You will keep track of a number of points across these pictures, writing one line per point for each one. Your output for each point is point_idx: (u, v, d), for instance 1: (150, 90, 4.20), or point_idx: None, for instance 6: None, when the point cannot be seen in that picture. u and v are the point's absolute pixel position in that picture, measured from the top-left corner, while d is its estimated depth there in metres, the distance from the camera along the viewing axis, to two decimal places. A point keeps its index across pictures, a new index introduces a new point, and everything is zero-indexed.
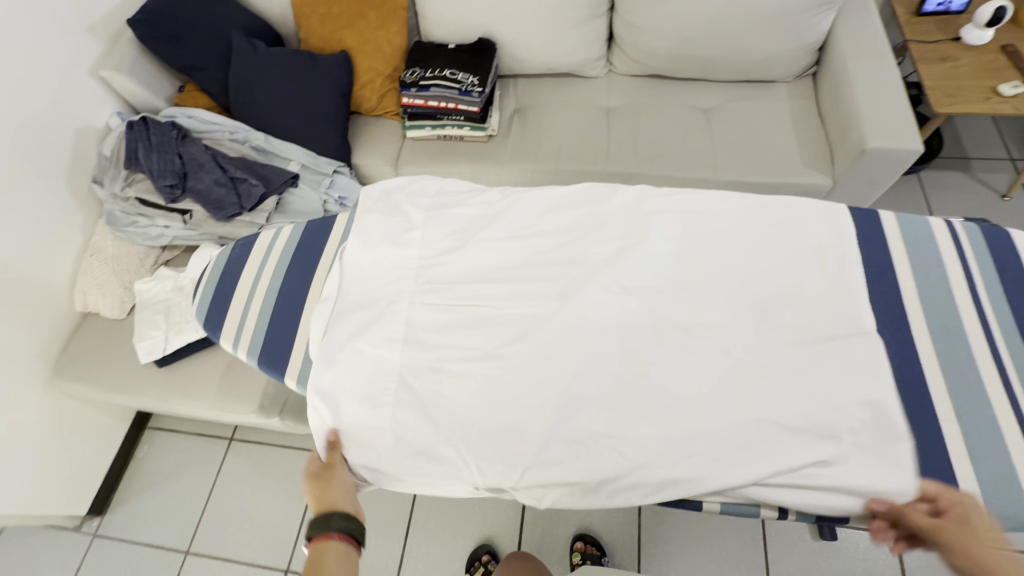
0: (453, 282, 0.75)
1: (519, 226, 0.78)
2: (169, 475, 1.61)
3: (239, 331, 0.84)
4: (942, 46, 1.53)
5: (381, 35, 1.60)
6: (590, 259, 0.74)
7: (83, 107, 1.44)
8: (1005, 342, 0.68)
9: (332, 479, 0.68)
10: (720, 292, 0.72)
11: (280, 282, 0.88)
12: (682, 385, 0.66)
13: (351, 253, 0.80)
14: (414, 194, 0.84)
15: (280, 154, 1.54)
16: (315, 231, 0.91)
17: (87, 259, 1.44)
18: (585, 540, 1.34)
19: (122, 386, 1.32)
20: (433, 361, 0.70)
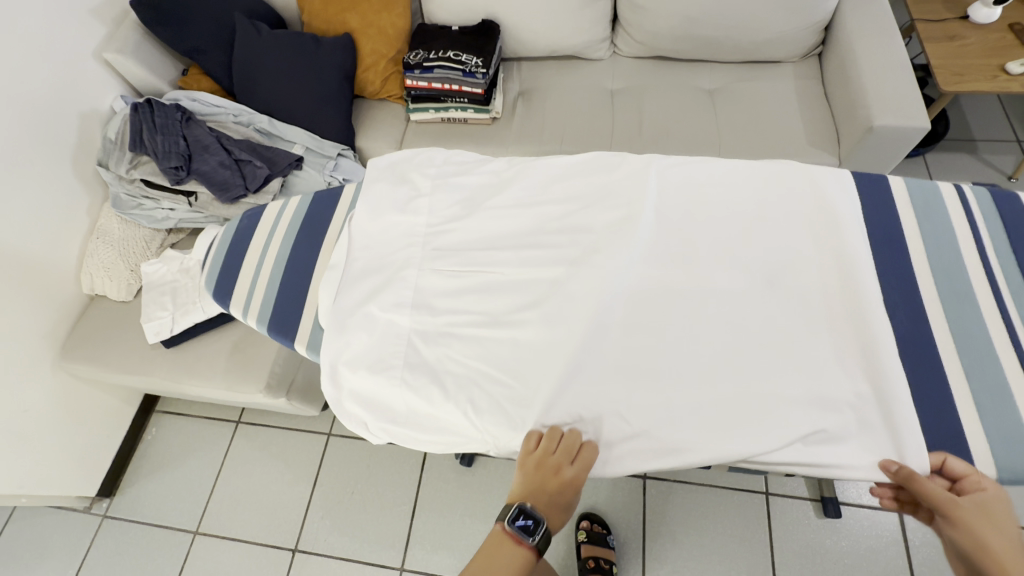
0: (461, 249, 0.75)
1: (527, 194, 0.78)
2: (177, 458, 1.63)
3: (249, 301, 0.83)
4: (950, 25, 1.51)
5: (384, 17, 1.59)
6: (598, 227, 0.74)
7: (87, 90, 1.44)
8: (1014, 305, 0.68)
9: (569, 496, 0.62)
10: (728, 257, 0.72)
11: (288, 252, 0.87)
12: (690, 348, 0.66)
13: (359, 221, 0.80)
14: (420, 163, 0.83)
15: (284, 137, 1.54)
16: (322, 201, 0.90)
17: (93, 241, 1.45)
18: (591, 519, 1.36)
19: (131, 367, 1.33)
20: (437, 327, 0.70)
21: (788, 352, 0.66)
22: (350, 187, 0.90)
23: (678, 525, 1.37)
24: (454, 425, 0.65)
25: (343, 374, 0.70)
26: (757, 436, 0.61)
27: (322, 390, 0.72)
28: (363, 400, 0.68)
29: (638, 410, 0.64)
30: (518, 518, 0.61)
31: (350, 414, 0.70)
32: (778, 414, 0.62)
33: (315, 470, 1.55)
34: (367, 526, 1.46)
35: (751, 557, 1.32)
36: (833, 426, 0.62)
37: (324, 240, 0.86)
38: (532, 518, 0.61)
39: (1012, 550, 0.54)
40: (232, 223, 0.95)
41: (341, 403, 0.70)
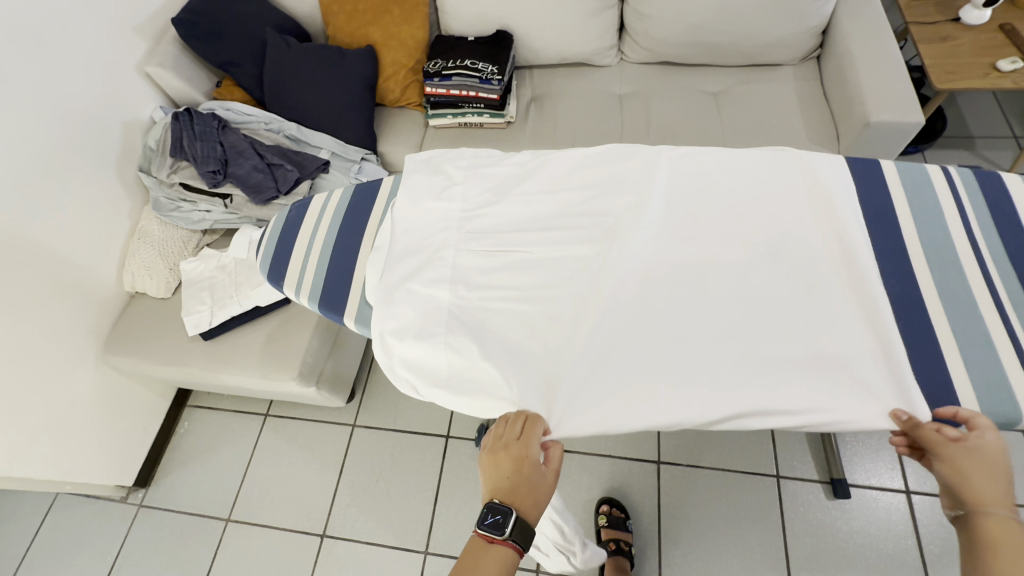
0: (493, 231, 0.82)
1: (551, 182, 0.85)
2: (208, 449, 1.70)
3: (300, 281, 0.90)
4: (942, 27, 1.59)
5: (404, 29, 1.69)
6: (616, 210, 0.81)
7: (130, 101, 1.55)
8: (998, 273, 0.75)
9: (529, 476, 0.66)
10: (737, 235, 0.79)
11: (334, 237, 0.93)
12: (702, 316, 0.73)
13: (399, 207, 0.87)
14: (452, 157, 0.91)
15: (311, 143, 1.64)
16: (363, 192, 0.97)
17: (134, 242, 1.54)
18: (611, 503, 1.41)
19: (171, 358, 1.41)
20: (476, 301, 0.77)
21: (793, 317, 0.72)
22: (387, 179, 0.97)
23: (692, 508, 1.42)
24: (494, 385, 0.71)
25: (391, 343, 0.77)
26: (769, 391, 0.68)
27: (375, 359, 0.79)
28: (411, 365, 0.76)
29: (656, 371, 0.70)
30: (488, 517, 0.64)
31: (402, 378, 0.77)
32: (787, 372, 0.69)
33: (340, 459, 1.62)
34: (392, 512, 1.52)
35: (764, 537, 1.36)
36: (838, 382, 0.68)
37: (367, 226, 0.93)
38: (499, 512, 0.63)
39: (995, 490, 0.59)
40: (279, 215, 1.02)
41: (393, 369, 0.78)
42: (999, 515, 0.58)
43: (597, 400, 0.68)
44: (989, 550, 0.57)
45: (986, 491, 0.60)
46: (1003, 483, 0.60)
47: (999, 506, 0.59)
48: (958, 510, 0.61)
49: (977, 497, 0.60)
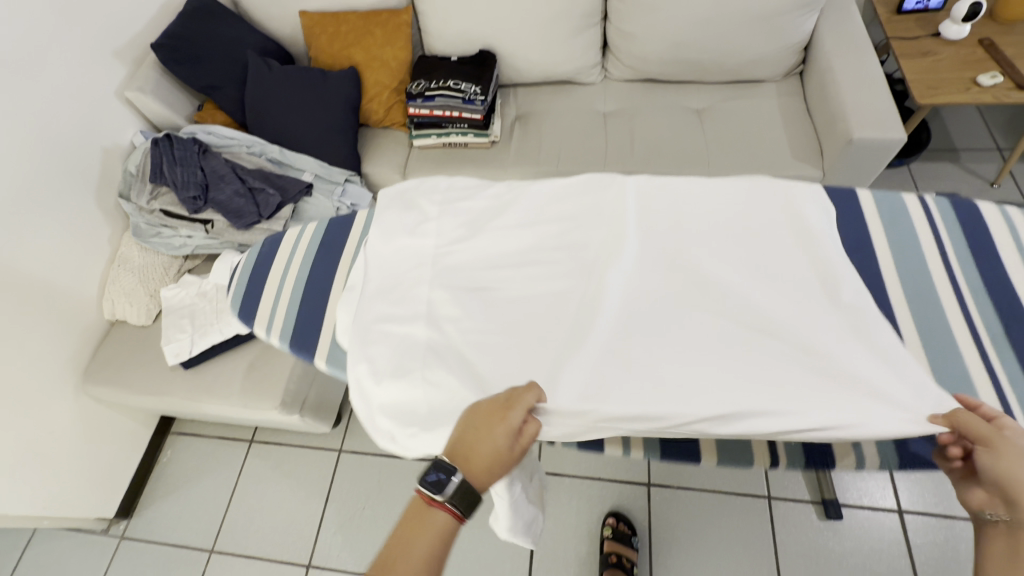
0: (468, 268, 0.80)
1: (527, 214, 0.84)
2: (193, 478, 1.67)
3: (271, 319, 0.86)
4: (922, 42, 1.60)
5: (387, 51, 1.69)
6: (594, 243, 0.80)
7: (109, 127, 1.53)
8: (974, 301, 0.76)
9: (492, 448, 0.65)
10: (719, 266, 0.77)
11: (308, 273, 0.90)
12: (685, 350, 0.70)
13: (373, 244, 0.85)
14: (426, 190, 0.89)
15: (294, 166, 1.62)
16: (336, 226, 0.94)
17: (115, 269, 1.52)
18: (617, 517, 1.40)
19: (150, 389, 1.38)
20: (454, 336, 0.75)
21: (787, 353, 0.69)
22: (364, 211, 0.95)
23: (684, 532, 1.40)
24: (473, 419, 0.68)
25: (368, 387, 0.75)
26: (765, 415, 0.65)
27: (353, 407, 0.77)
28: (388, 406, 0.73)
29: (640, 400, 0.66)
30: (433, 477, 0.64)
31: (380, 421, 0.74)
32: (786, 398, 0.65)
33: (327, 487, 1.59)
34: (380, 541, 1.49)
35: (756, 562, 1.34)
36: (842, 405, 0.64)
37: (341, 261, 0.91)
38: (443, 472, 0.64)
39: None
40: (252, 249, 1.01)
41: (373, 413, 0.75)
42: None
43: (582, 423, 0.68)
44: None
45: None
46: None
47: None
48: (1008, 511, 0.58)
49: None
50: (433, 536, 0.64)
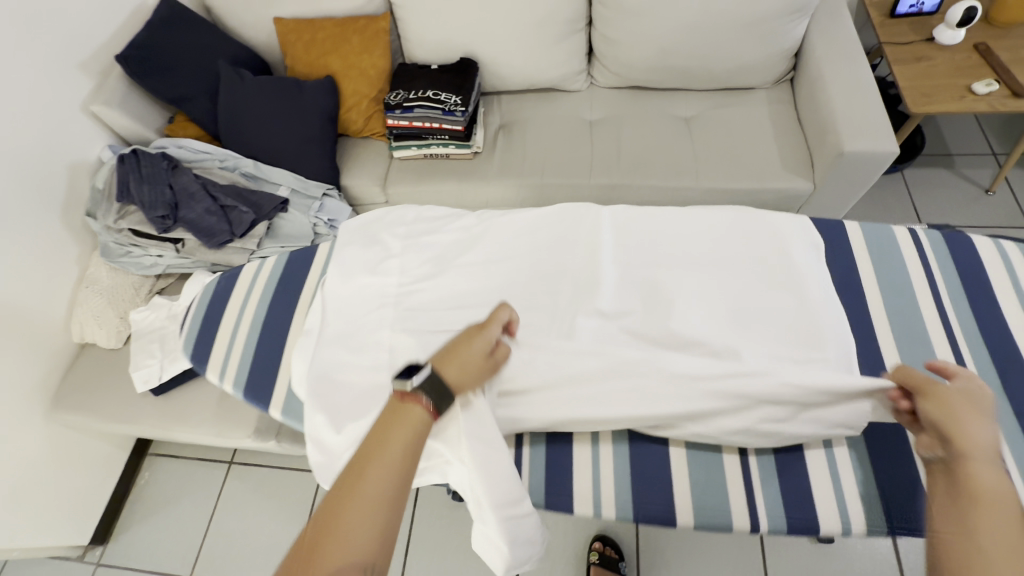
0: (431, 308, 0.77)
1: (496, 249, 0.84)
2: (171, 501, 1.63)
3: (225, 365, 0.89)
4: (916, 47, 1.55)
5: (365, 59, 1.63)
6: (573, 272, 0.81)
7: (75, 142, 1.46)
8: (960, 322, 0.80)
9: (468, 353, 0.67)
10: (692, 299, 0.78)
11: (265, 312, 0.89)
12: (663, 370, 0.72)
13: (332, 285, 0.81)
14: (389, 223, 0.87)
15: (269, 180, 1.56)
16: (297, 261, 0.95)
17: (83, 290, 1.46)
18: (604, 541, 1.36)
19: (121, 416, 1.33)
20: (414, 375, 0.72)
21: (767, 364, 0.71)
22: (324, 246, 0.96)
23: (672, 555, 1.36)
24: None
25: (327, 438, 0.71)
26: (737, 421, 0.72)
27: (309, 459, 0.71)
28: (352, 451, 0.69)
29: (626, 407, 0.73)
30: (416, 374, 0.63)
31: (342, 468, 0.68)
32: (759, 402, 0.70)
33: (307, 510, 1.55)
34: None
35: None
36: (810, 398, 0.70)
37: (299, 302, 0.91)
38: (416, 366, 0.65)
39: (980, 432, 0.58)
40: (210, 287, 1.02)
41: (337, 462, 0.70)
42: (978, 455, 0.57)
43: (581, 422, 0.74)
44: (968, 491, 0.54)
45: (965, 432, 0.59)
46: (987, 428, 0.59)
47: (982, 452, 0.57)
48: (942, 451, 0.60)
49: (956, 431, 0.59)
50: (409, 428, 0.59)
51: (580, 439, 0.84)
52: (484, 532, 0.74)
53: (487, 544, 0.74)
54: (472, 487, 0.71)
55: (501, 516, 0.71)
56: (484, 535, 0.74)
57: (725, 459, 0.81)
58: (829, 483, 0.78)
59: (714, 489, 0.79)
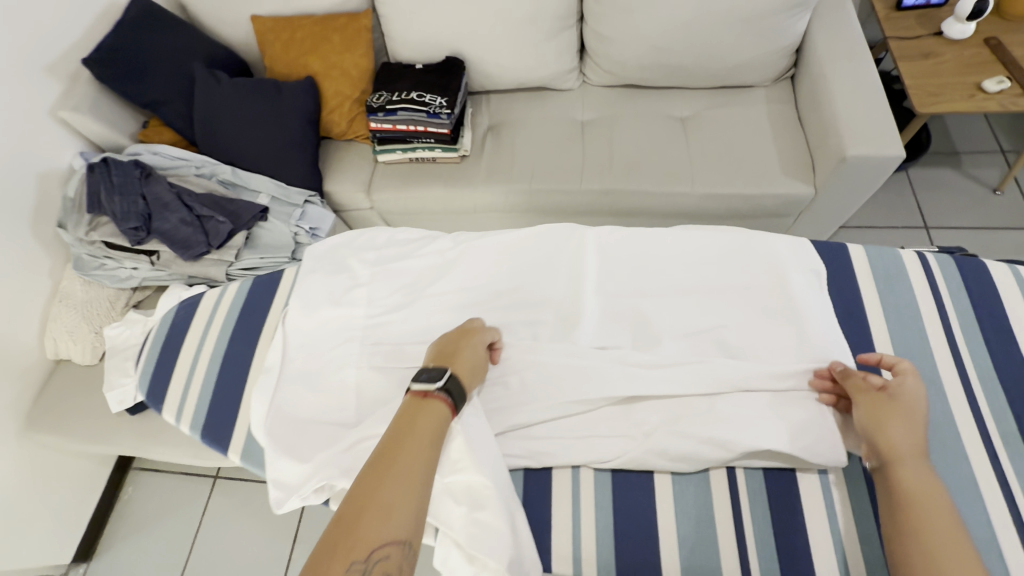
0: (396, 341, 0.84)
1: (464, 277, 0.89)
2: (155, 518, 1.59)
3: (182, 406, 0.94)
4: (923, 42, 1.48)
5: (347, 58, 1.56)
6: (554, 293, 0.87)
7: (46, 149, 1.39)
8: (967, 351, 0.82)
9: (471, 358, 0.74)
10: (665, 325, 0.83)
11: (225, 346, 0.97)
12: (645, 388, 0.75)
13: (294, 316, 0.89)
14: (357, 250, 0.93)
15: (248, 187, 1.50)
16: (256, 294, 1.01)
17: (56, 305, 1.40)
18: None
19: (98, 437, 1.28)
20: (374, 405, 0.79)
21: (761, 372, 0.76)
22: (285, 273, 1.04)
23: None
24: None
25: (289, 475, 0.74)
26: (718, 435, 0.73)
27: (269, 495, 0.74)
28: (314, 476, 0.73)
29: (611, 427, 0.77)
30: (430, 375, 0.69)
31: (304, 493, 0.72)
32: (741, 408, 0.75)
33: (294, 526, 1.52)
34: None
35: None
36: (798, 397, 0.75)
37: (258, 336, 0.98)
38: (433, 369, 0.70)
39: (905, 438, 0.65)
40: (167, 312, 1.06)
41: (298, 489, 0.73)
42: (905, 463, 0.63)
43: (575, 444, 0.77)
44: (900, 495, 0.61)
45: (906, 434, 0.65)
46: (914, 433, 0.65)
47: (911, 456, 0.63)
48: (875, 461, 0.66)
49: (883, 436, 0.66)
50: (432, 427, 0.64)
51: (559, 473, 0.77)
52: (486, 526, 0.67)
53: (491, 539, 0.67)
54: (471, 470, 0.69)
55: (503, 490, 0.70)
56: (486, 531, 0.67)
57: (714, 489, 0.74)
58: (824, 514, 0.71)
59: (706, 530, 0.72)
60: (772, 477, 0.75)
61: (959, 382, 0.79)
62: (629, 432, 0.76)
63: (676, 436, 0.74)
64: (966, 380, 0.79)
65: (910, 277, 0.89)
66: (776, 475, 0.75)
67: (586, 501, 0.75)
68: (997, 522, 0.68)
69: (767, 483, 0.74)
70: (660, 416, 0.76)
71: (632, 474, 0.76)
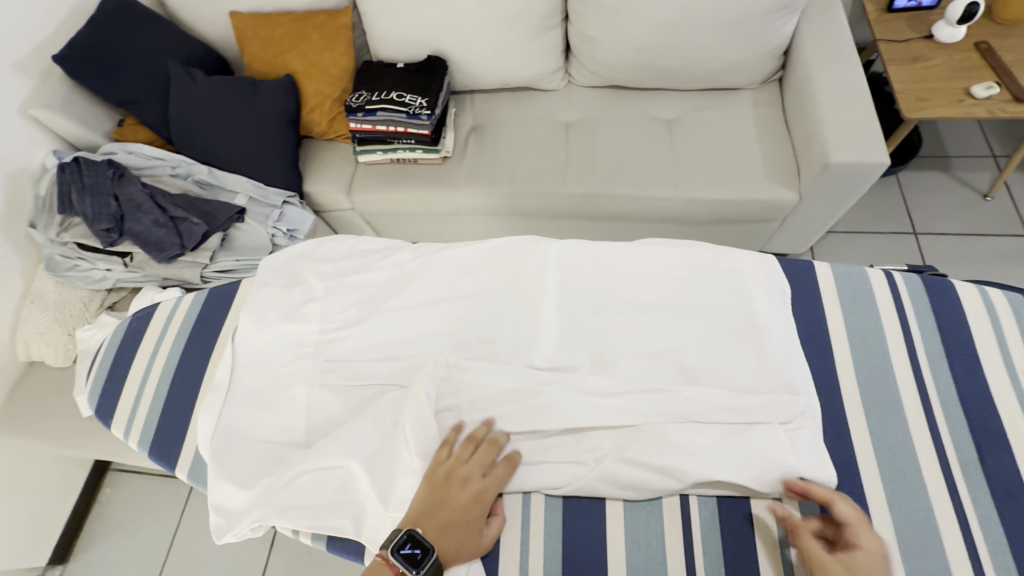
0: (347, 357, 0.86)
1: (421, 292, 0.90)
2: (133, 520, 1.57)
3: (131, 421, 0.95)
4: (913, 45, 1.45)
5: (326, 57, 1.53)
6: (517, 308, 0.86)
7: (16, 147, 1.36)
8: (931, 374, 0.81)
9: (465, 520, 0.70)
10: (625, 344, 0.82)
11: (178, 359, 0.99)
12: (604, 410, 0.75)
13: (245, 332, 0.92)
14: (314, 264, 0.96)
15: (225, 187, 1.48)
16: (214, 304, 1.04)
17: (27, 306, 1.37)
18: None
19: (68, 441, 1.26)
20: (324, 425, 0.82)
21: (723, 393, 0.76)
22: (241, 284, 1.05)
23: None
24: (330, 502, 0.76)
25: (229, 503, 0.79)
26: (679, 458, 0.72)
27: (211, 524, 0.78)
28: (251, 512, 0.76)
29: (572, 446, 0.76)
30: (405, 544, 0.65)
31: (239, 530, 0.76)
32: (699, 431, 0.74)
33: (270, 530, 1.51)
34: None
35: None
36: (763, 420, 0.74)
37: (211, 348, 0.99)
38: (419, 546, 0.65)
39: None
40: (121, 325, 1.07)
41: (236, 523, 0.77)
42: None
43: (535, 462, 0.76)
44: None
45: None
46: None
47: None
48: None
49: None
50: None
51: (512, 495, 0.76)
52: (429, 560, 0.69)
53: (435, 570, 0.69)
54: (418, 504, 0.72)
55: None
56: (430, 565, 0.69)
57: (666, 515, 0.74)
58: (775, 542, 0.71)
59: (657, 557, 0.71)
60: (726, 503, 0.74)
61: (920, 405, 0.79)
62: (589, 452, 0.75)
63: (631, 457, 0.73)
64: (926, 403, 0.79)
65: (877, 296, 0.89)
66: (732, 502, 0.74)
67: (539, 525, 0.74)
68: (950, 552, 0.68)
69: (722, 511, 0.73)
70: (616, 435, 0.75)
71: (585, 500, 0.76)
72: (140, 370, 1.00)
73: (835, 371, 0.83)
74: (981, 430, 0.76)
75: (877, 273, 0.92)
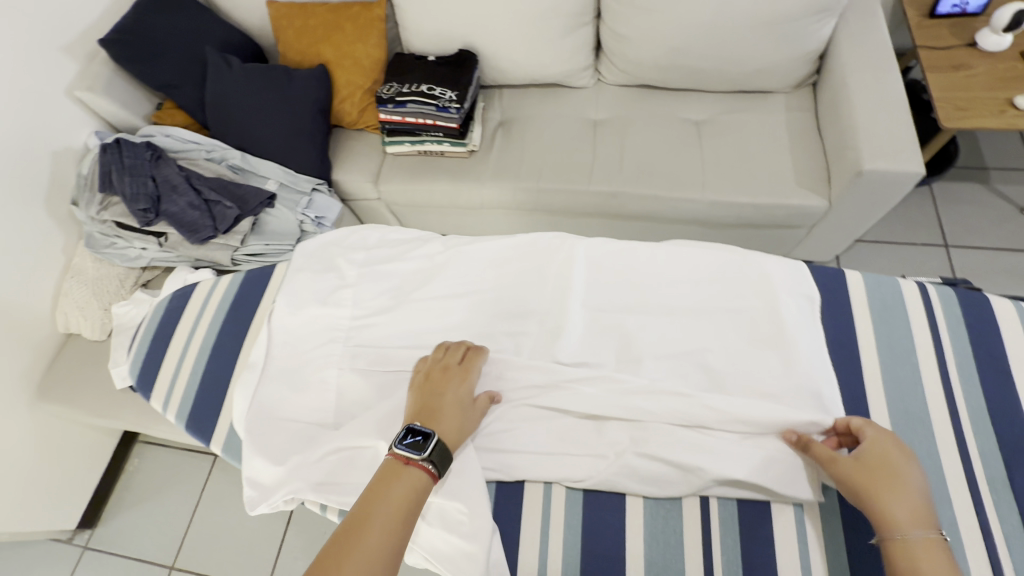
0: (376, 343, 0.89)
1: (449, 283, 0.92)
2: (157, 490, 1.64)
3: (169, 395, 0.99)
4: (955, 52, 1.41)
5: (359, 47, 1.55)
6: (543, 303, 0.87)
7: (61, 127, 1.41)
8: (961, 389, 0.80)
9: (454, 408, 0.74)
10: (649, 344, 0.83)
11: (213, 338, 1.03)
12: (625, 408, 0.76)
13: (279, 314, 0.95)
14: (346, 251, 0.99)
15: (257, 173, 1.52)
16: (247, 287, 1.07)
17: (68, 280, 1.43)
18: None
19: (102, 411, 1.32)
20: (354, 407, 0.84)
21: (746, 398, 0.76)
22: (275, 269, 1.08)
23: None
24: (360, 480, 0.78)
25: (263, 476, 0.82)
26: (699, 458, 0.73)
27: (245, 497, 0.81)
28: (283, 485, 0.79)
29: (592, 441, 0.77)
30: (406, 437, 0.69)
31: (273, 502, 0.79)
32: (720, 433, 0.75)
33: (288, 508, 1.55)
34: None
35: None
36: (785, 427, 0.74)
37: (244, 329, 1.03)
38: (420, 433, 0.69)
39: (902, 506, 0.62)
40: (161, 303, 1.10)
41: (268, 496, 0.80)
42: (912, 535, 0.59)
43: (556, 456, 0.77)
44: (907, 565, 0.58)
45: (888, 489, 0.63)
46: (902, 497, 0.62)
47: (911, 524, 0.60)
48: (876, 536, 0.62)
49: (872, 500, 0.63)
50: (407, 491, 0.65)
51: (532, 486, 0.78)
52: (456, 550, 0.72)
53: (460, 562, 0.71)
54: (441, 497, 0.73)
55: (479, 522, 0.71)
56: (455, 553, 0.72)
57: (684, 514, 0.74)
58: (794, 547, 0.71)
59: (673, 554, 0.72)
60: (745, 506, 0.74)
61: (948, 420, 0.78)
62: (610, 448, 0.76)
63: (650, 454, 0.74)
64: (955, 417, 0.78)
65: (908, 308, 0.88)
66: (752, 505, 0.74)
67: (558, 517, 0.76)
68: (973, 568, 0.67)
69: (742, 514, 0.74)
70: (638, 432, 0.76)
71: (603, 495, 0.77)
72: (177, 347, 1.04)
73: (860, 381, 0.82)
74: (1009, 447, 0.75)
75: (909, 285, 0.91)
